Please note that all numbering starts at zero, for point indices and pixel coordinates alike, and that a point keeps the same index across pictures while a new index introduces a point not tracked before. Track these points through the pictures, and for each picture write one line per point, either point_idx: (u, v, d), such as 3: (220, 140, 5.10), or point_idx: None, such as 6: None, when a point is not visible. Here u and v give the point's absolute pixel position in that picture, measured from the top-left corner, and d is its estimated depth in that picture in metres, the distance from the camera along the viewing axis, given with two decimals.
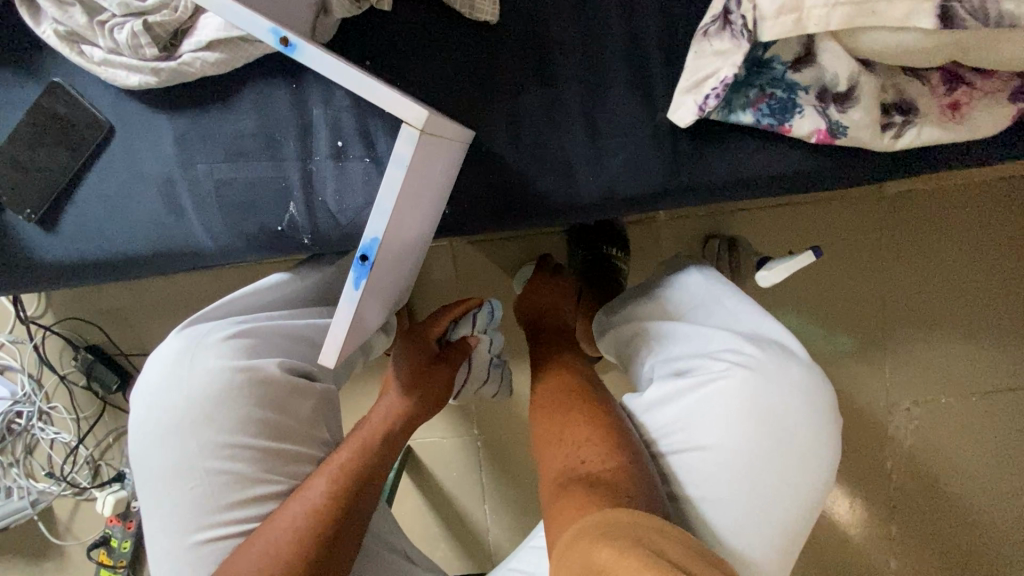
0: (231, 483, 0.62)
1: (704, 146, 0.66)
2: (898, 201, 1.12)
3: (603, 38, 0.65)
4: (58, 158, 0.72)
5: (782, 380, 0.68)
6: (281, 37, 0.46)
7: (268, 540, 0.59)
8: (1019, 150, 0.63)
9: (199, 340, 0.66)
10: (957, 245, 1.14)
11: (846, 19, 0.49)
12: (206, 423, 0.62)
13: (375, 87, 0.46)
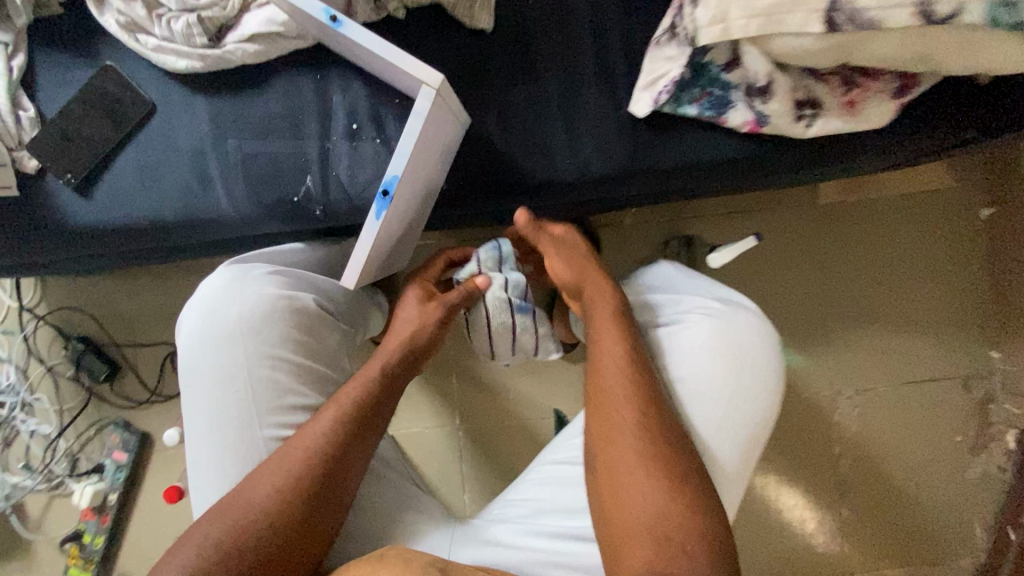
0: (274, 389, 0.76)
1: (660, 134, 0.80)
2: (829, 210, 1.30)
3: (577, 46, 0.80)
4: (101, 131, 0.82)
5: (739, 330, 0.79)
6: (330, 16, 0.64)
7: (282, 464, 0.71)
8: (908, 142, 0.79)
9: (245, 275, 0.81)
10: (884, 249, 1.31)
11: (759, 27, 0.65)
12: (254, 338, 0.77)
13: (401, 55, 0.61)
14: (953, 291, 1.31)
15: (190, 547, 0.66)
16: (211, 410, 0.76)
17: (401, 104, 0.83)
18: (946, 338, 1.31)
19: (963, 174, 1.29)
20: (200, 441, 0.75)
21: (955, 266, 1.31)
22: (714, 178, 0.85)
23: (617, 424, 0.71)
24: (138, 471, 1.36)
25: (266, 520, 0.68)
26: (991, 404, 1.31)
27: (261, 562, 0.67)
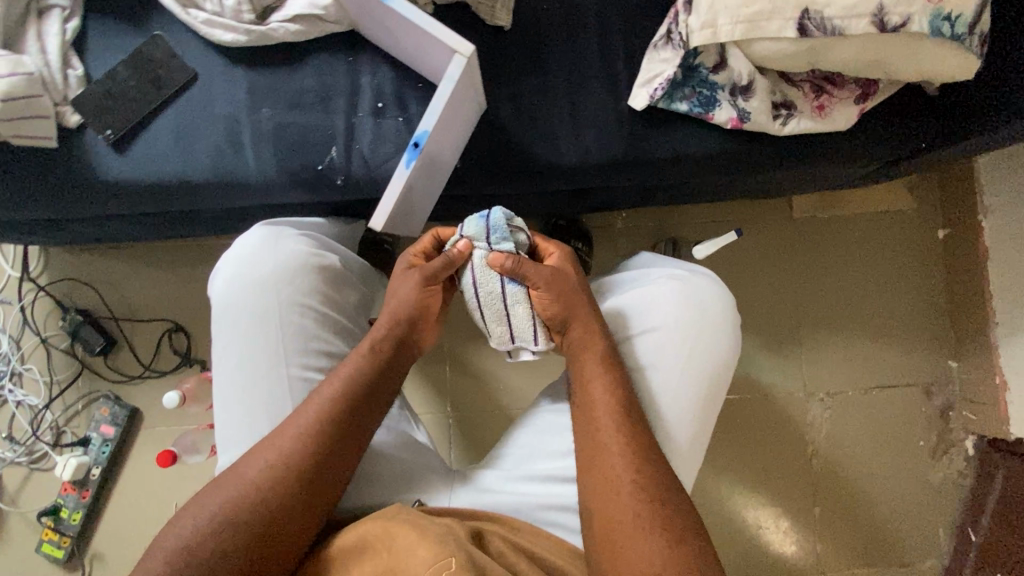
0: (301, 333, 0.85)
1: (655, 127, 0.90)
2: (802, 225, 1.42)
3: (584, 47, 0.91)
4: (143, 93, 0.88)
5: (697, 288, 0.88)
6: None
7: (277, 443, 0.72)
8: (867, 146, 0.90)
9: (280, 233, 0.90)
10: (850, 262, 1.42)
11: (742, 32, 0.75)
12: (287, 287, 0.85)
13: (436, 26, 0.70)
14: (915, 305, 1.41)
15: (188, 519, 0.67)
16: (243, 348, 0.83)
17: (423, 88, 0.91)
18: (909, 348, 1.41)
19: (921, 198, 1.42)
20: (229, 375, 0.83)
21: (917, 282, 1.41)
22: (703, 174, 0.95)
23: (603, 437, 0.74)
24: (123, 448, 1.34)
25: (259, 498, 0.68)
26: (952, 411, 1.39)
27: (249, 539, 0.67)
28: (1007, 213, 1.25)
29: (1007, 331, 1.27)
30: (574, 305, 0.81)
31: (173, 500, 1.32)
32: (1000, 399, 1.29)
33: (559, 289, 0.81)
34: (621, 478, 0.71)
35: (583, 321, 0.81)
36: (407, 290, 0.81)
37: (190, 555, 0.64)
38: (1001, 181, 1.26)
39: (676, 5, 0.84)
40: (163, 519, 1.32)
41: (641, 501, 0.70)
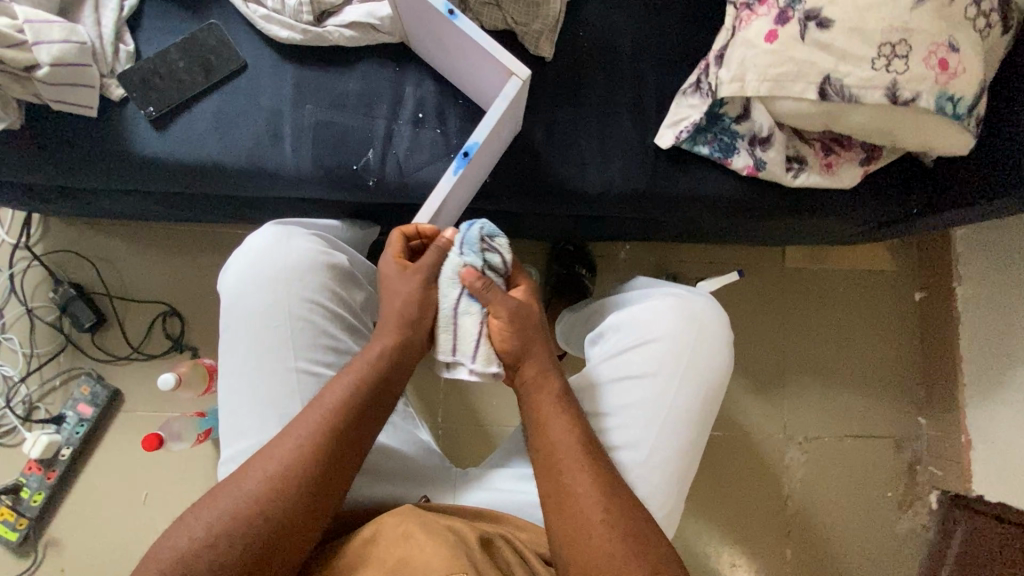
0: (309, 329, 0.83)
1: (676, 166, 0.96)
2: (793, 275, 1.50)
3: (617, 85, 0.97)
4: (190, 76, 0.91)
5: (697, 306, 0.89)
6: (449, 9, 0.72)
7: (278, 451, 0.68)
8: (865, 204, 0.97)
9: (289, 232, 0.88)
10: (834, 312, 1.50)
11: (768, 89, 0.81)
12: (296, 283, 0.84)
13: (499, 48, 0.73)
14: (891, 361, 1.49)
15: (185, 528, 0.64)
16: (249, 343, 0.82)
17: (462, 104, 0.96)
18: (883, 402, 1.48)
19: (902, 261, 1.51)
20: (235, 370, 0.81)
21: (894, 339, 1.50)
22: (716, 213, 1.01)
23: (569, 477, 0.70)
24: (97, 430, 1.29)
25: (257, 510, 0.65)
26: (919, 465, 1.45)
27: (249, 551, 0.64)
28: (979, 283, 1.36)
29: (976, 393, 1.36)
30: (524, 349, 0.76)
31: (145, 489, 1.27)
32: (966, 456, 1.37)
33: (518, 329, 0.75)
34: (591, 518, 0.68)
35: (529, 366, 0.76)
36: (404, 295, 0.76)
37: (188, 564, 0.62)
38: (977, 253, 1.36)
39: (706, 59, 0.92)
40: (130, 508, 1.26)
41: (614, 536, 0.67)
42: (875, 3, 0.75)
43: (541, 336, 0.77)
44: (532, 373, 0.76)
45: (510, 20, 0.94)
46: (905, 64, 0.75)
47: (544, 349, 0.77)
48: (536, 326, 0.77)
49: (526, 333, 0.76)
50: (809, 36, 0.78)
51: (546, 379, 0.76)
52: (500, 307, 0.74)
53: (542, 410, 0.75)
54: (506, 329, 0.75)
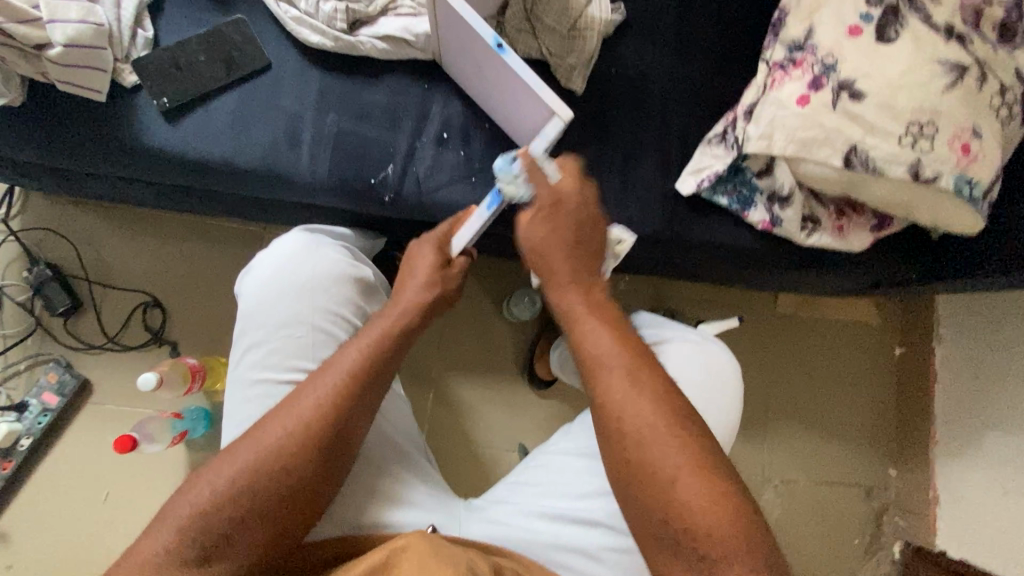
0: (331, 344, 0.79)
1: (694, 212, 0.96)
2: (784, 322, 1.52)
3: (645, 126, 0.97)
4: (212, 71, 0.88)
5: (718, 359, 0.89)
6: (498, 42, 0.73)
7: (296, 404, 0.66)
8: (868, 267, 1.00)
9: (318, 240, 0.84)
10: (821, 359, 1.53)
11: (795, 151, 0.82)
12: (322, 295, 0.80)
13: (545, 88, 0.73)
14: (868, 412, 1.52)
15: (201, 487, 0.62)
16: (259, 355, 0.77)
17: (489, 128, 0.94)
18: (858, 451, 1.51)
19: (886, 316, 1.55)
20: (240, 382, 0.77)
21: (871, 392, 1.53)
22: (725, 262, 1.03)
23: (631, 417, 0.64)
24: (60, 423, 1.20)
25: (274, 463, 0.63)
26: (886, 515, 1.48)
27: (258, 511, 0.62)
28: (957, 343, 1.40)
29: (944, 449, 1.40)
30: (550, 258, 0.72)
31: (106, 487, 1.18)
32: (931, 510, 1.40)
33: (550, 237, 0.72)
34: (664, 462, 0.62)
35: (558, 276, 0.72)
36: (428, 261, 0.77)
37: (192, 531, 0.60)
38: (959, 316, 1.41)
39: (733, 112, 0.93)
40: (85, 510, 1.18)
41: (698, 476, 0.61)
42: (907, 82, 0.77)
43: (579, 241, 0.73)
44: (563, 277, 0.72)
45: (546, 51, 0.94)
46: (931, 143, 0.77)
47: (579, 261, 0.73)
48: (572, 229, 0.73)
49: (563, 240, 0.72)
50: (841, 104, 0.80)
51: (584, 298, 0.71)
52: (541, 189, 0.72)
53: (583, 332, 0.69)
54: (543, 229, 0.72)
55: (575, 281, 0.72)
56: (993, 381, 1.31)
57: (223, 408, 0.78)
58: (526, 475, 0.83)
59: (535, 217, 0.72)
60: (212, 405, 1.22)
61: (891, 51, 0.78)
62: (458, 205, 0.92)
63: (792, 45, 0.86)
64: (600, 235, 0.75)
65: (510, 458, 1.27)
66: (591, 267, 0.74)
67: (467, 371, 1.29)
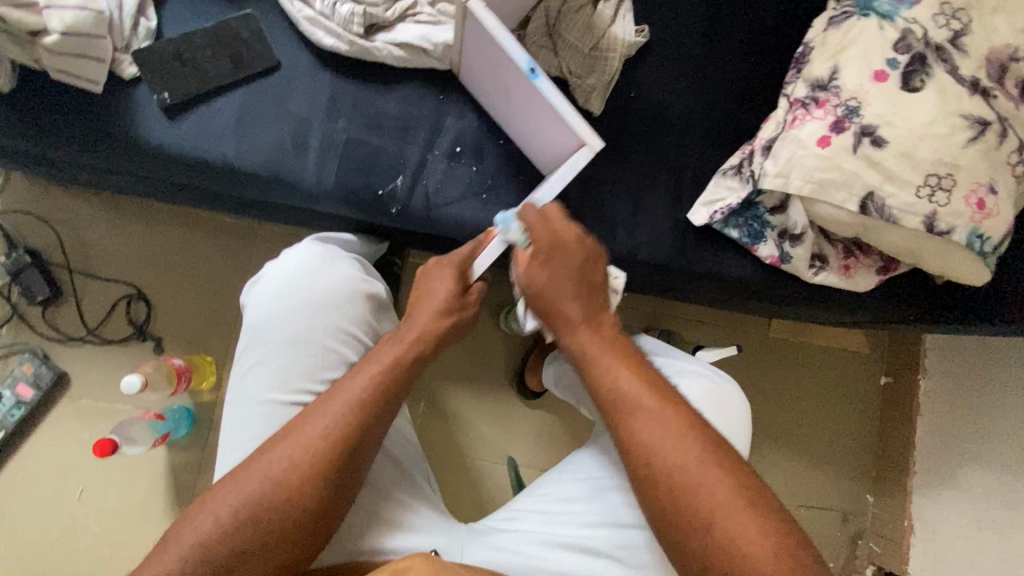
0: (337, 361, 0.77)
1: (703, 243, 0.94)
2: (774, 344, 1.38)
3: (662, 152, 0.95)
4: (219, 68, 0.86)
5: (730, 396, 0.89)
6: (531, 66, 0.71)
7: (303, 432, 0.64)
8: (868, 305, 0.98)
9: (330, 254, 0.82)
10: (822, 383, 1.39)
11: (810, 192, 0.82)
12: (334, 311, 0.78)
13: (576, 118, 0.71)
14: (850, 439, 1.38)
15: (207, 512, 0.60)
16: (264, 370, 0.75)
17: (503, 145, 0.91)
18: (835, 476, 1.36)
19: (874, 344, 1.41)
20: (243, 398, 0.75)
21: (853, 417, 1.39)
22: (730, 293, 1.00)
23: (666, 458, 0.62)
24: (34, 416, 1.14)
25: (281, 491, 0.61)
26: (859, 540, 1.34)
27: (270, 537, 0.60)
28: (946, 377, 1.27)
29: (924, 479, 1.27)
30: (558, 297, 0.72)
31: (80, 484, 1.13)
32: (904, 539, 1.27)
33: (554, 279, 0.72)
34: (703, 497, 0.60)
35: (568, 316, 0.72)
36: (443, 286, 0.76)
37: (204, 555, 0.58)
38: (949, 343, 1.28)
39: (750, 145, 0.92)
40: (52, 511, 1.12)
41: (742, 510, 0.59)
42: (929, 133, 0.78)
43: (586, 277, 0.73)
44: (573, 315, 0.72)
45: (566, 70, 0.93)
46: (947, 197, 0.78)
47: (587, 298, 0.73)
48: (576, 267, 0.73)
49: (569, 277, 0.72)
50: (861, 150, 0.80)
51: (597, 338, 0.71)
52: (540, 235, 0.73)
53: (600, 373, 0.69)
54: (545, 274, 0.72)
55: (585, 321, 0.72)
56: (968, 413, 1.21)
57: (222, 423, 0.76)
58: (531, 500, 0.80)
59: (535, 263, 0.73)
60: (195, 405, 1.17)
61: (914, 101, 0.79)
62: (467, 222, 0.90)
63: (814, 83, 0.85)
64: (602, 270, 0.75)
65: (496, 471, 1.20)
66: (597, 302, 0.73)
67: (458, 379, 1.22)
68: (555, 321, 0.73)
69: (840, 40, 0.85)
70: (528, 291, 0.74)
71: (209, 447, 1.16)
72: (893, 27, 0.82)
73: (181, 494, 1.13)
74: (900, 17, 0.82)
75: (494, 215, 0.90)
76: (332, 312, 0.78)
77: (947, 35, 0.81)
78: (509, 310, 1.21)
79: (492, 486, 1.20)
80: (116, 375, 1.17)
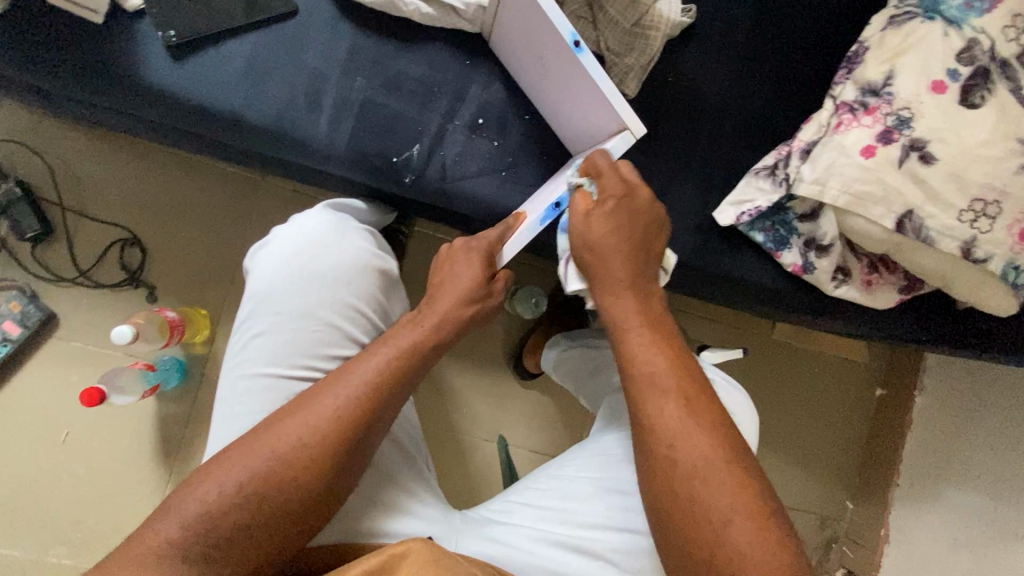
0: (339, 337, 0.74)
1: (725, 244, 0.90)
2: (775, 347, 1.34)
3: (693, 144, 0.90)
4: (231, 9, 0.80)
5: (738, 404, 0.87)
6: (575, 40, 0.69)
7: (312, 412, 0.61)
8: (881, 323, 0.95)
9: (340, 225, 0.78)
10: (820, 390, 1.36)
11: (846, 203, 0.78)
12: (341, 285, 0.75)
13: (619, 100, 0.69)
14: (838, 445, 1.37)
15: (206, 485, 0.57)
16: (263, 340, 0.72)
17: (529, 120, 0.86)
18: (817, 480, 1.35)
19: (873, 355, 1.38)
20: (240, 368, 0.72)
21: (842, 422, 1.37)
22: (743, 298, 0.96)
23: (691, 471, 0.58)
24: (22, 355, 1.11)
25: (285, 472, 0.58)
26: (833, 544, 1.34)
27: (269, 517, 0.57)
28: (943, 393, 1.24)
29: (906, 490, 1.26)
30: (609, 249, 0.68)
31: (66, 427, 1.11)
32: (879, 547, 1.25)
33: (614, 231, 0.68)
34: (714, 505, 0.57)
35: (615, 274, 0.68)
36: (468, 272, 0.73)
37: (202, 530, 0.55)
38: (951, 364, 1.24)
39: (787, 146, 0.86)
40: (34, 449, 1.10)
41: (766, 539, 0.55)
42: (981, 155, 0.74)
43: (646, 242, 0.70)
44: (619, 274, 0.68)
45: (604, 45, 0.87)
46: (989, 224, 0.75)
47: (639, 260, 0.69)
48: (641, 222, 0.69)
49: (628, 236, 0.69)
50: (907, 165, 0.76)
51: (640, 308, 0.67)
52: (610, 182, 0.70)
53: (630, 341, 0.65)
54: (606, 222, 0.68)
55: (632, 289, 0.68)
56: (961, 432, 1.18)
57: (217, 391, 0.74)
58: (529, 494, 0.78)
59: (600, 209, 0.69)
60: (188, 357, 1.15)
61: (970, 118, 0.75)
62: (483, 200, 0.85)
63: (866, 88, 0.80)
64: (662, 243, 0.72)
65: (487, 450, 1.20)
66: (649, 270, 0.70)
67: (455, 356, 1.20)
68: (600, 273, 0.68)
69: (900, 42, 0.79)
70: (581, 239, 0.70)
71: (199, 401, 1.14)
72: (960, 35, 0.77)
73: (167, 444, 1.12)
74: (969, 24, 0.77)
75: (513, 195, 0.85)
76: (339, 285, 0.75)
77: (1014, 50, 0.76)
78: (515, 289, 1.18)
79: (482, 464, 1.19)
80: (106, 321, 1.13)
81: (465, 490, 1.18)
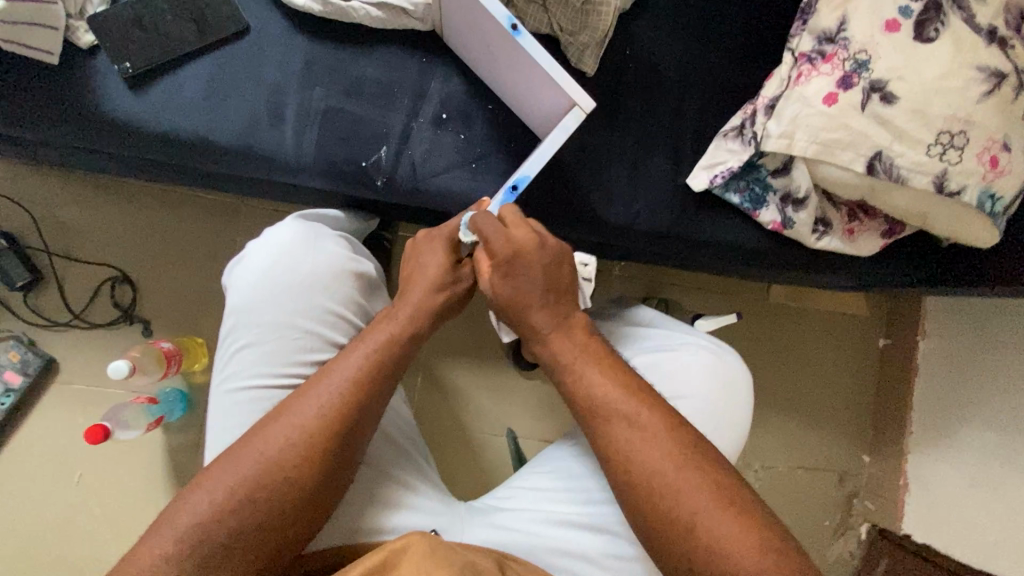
0: (323, 343, 0.74)
1: (703, 210, 0.90)
2: (773, 308, 1.33)
3: (659, 114, 0.90)
4: (184, 33, 0.81)
5: (733, 365, 0.87)
6: (512, 23, 0.68)
7: (298, 411, 0.61)
8: (868, 269, 0.95)
9: (313, 232, 0.79)
10: (824, 346, 1.35)
11: (815, 153, 0.78)
12: (321, 291, 0.75)
13: (564, 77, 0.69)
14: (849, 400, 1.35)
15: (201, 492, 0.58)
16: (248, 352, 0.73)
17: (491, 111, 0.86)
18: (832, 437, 1.33)
19: (874, 305, 1.36)
20: (229, 382, 0.73)
21: (849, 376, 1.35)
22: (731, 261, 0.96)
23: (641, 462, 0.61)
24: (26, 403, 1.12)
25: (277, 470, 0.59)
26: (855, 499, 1.32)
27: (265, 519, 0.58)
28: (946, 335, 1.22)
29: (921, 436, 1.24)
30: (524, 311, 0.68)
31: (78, 469, 1.12)
32: (900, 497, 1.24)
33: (523, 289, 0.68)
34: (672, 492, 0.59)
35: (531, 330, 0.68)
36: (433, 260, 0.73)
37: (199, 538, 0.56)
38: (949, 305, 1.23)
39: (752, 105, 0.87)
40: (49, 493, 1.11)
41: (724, 513, 0.58)
42: (942, 87, 0.74)
43: (553, 295, 0.68)
44: (540, 327, 0.68)
45: (557, 27, 0.87)
46: (958, 155, 0.75)
47: (553, 306, 0.68)
48: (542, 276, 0.67)
49: (538, 291, 0.68)
50: (870, 107, 0.76)
51: (569, 341, 0.67)
52: (496, 243, 0.66)
53: (574, 380, 0.66)
54: (509, 287, 0.67)
55: (555, 332, 0.68)
56: (969, 371, 1.17)
57: (209, 406, 0.74)
58: (531, 478, 0.78)
59: (494, 276, 0.68)
60: (189, 387, 1.15)
61: (927, 53, 0.75)
62: (456, 194, 0.85)
63: (822, 35, 0.80)
64: (568, 270, 0.70)
65: (495, 444, 1.20)
66: (566, 306, 0.69)
67: (453, 355, 1.20)
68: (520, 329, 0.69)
69: None
70: (494, 302, 0.70)
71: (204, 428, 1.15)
72: None
73: (178, 474, 1.13)
74: None
75: (486, 185, 0.86)
76: (317, 291, 0.75)
77: None
78: None
79: (492, 457, 1.19)
80: (104, 360, 1.14)
81: (479, 486, 1.18)
